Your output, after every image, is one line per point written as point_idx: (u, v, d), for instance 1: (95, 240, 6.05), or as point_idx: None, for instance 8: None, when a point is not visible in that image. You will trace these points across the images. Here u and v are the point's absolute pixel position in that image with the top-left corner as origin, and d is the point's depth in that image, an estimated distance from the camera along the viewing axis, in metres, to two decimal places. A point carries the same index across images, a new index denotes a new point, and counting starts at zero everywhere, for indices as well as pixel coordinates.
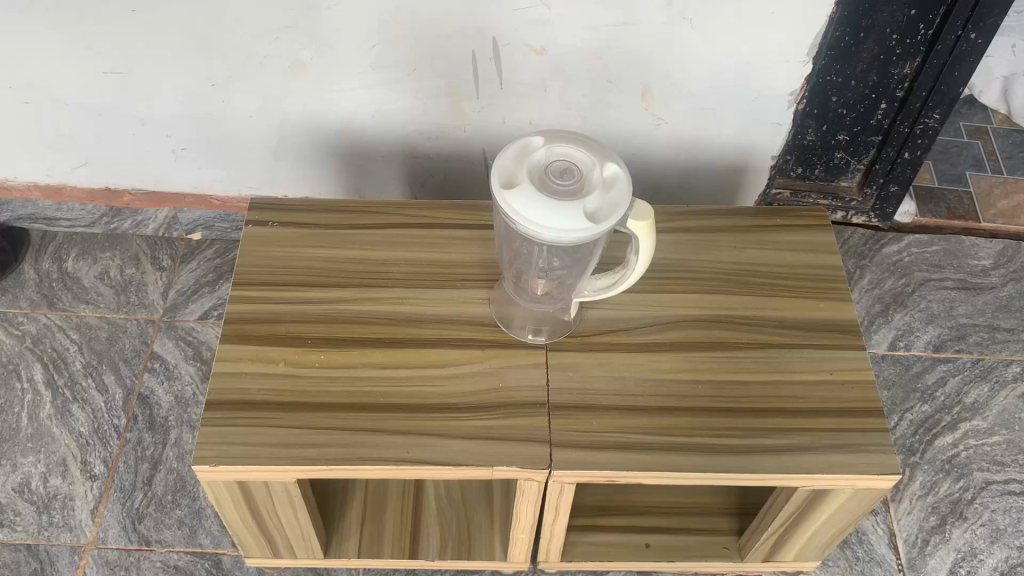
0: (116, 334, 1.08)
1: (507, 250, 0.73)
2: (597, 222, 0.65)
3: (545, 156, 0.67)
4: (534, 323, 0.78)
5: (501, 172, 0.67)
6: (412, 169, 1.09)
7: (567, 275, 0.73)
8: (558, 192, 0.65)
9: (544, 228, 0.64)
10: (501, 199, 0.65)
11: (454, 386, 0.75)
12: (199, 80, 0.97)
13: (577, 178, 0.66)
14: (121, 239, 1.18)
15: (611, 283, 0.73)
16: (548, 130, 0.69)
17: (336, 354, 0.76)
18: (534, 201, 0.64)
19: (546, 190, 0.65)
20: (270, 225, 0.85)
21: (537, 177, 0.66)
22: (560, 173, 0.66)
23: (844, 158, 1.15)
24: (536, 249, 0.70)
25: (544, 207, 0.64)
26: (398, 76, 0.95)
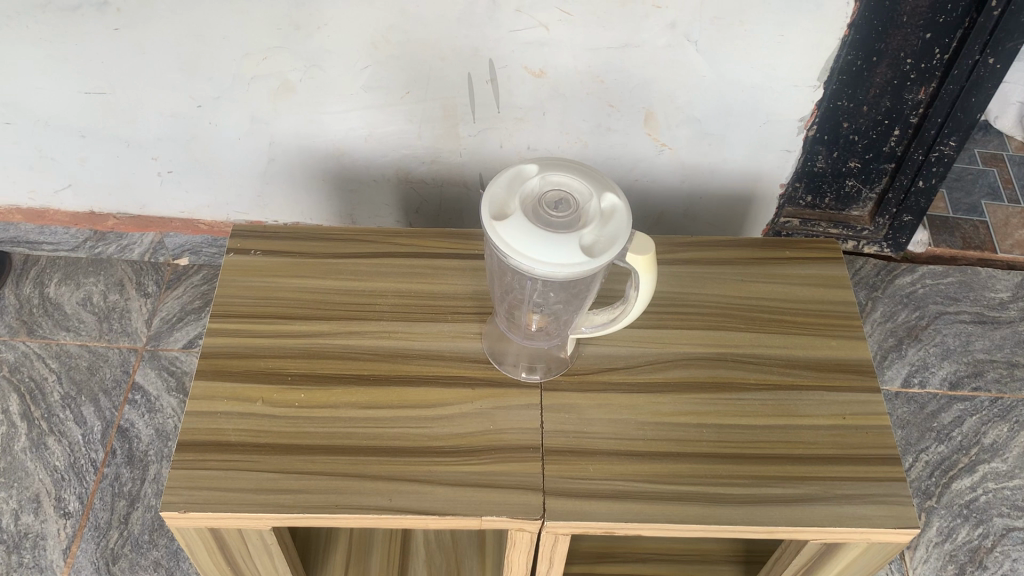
0: (96, 363, 1.04)
1: (499, 282, 0.69)
2: (594, 257, 0.60)
3: (539, 185, 0.63)
4: (529, 359, 0.74)
5: (492, 201, 0.62)
6: (406, 195, 1.05)
7: (563, 310, 0.69)
8: (552, 223, 0.61)
9: (537, 263, 0.60)
10: (491, 231, 0.61)
11: (441, 428, 0.70)
12: (184, 101, 0.93)
13: (573, 209, 0.62)
14: (105, 264, 1.15)
15: (609, 319, 0.68)
16: (543, 158, 0.65)
17: (317, 392, 0.72)
18: (526, 234, 0.60)
19: (539, 221, 0.61)
20: (253, 253, 0.81)
21: (530, 208, 0.62)
22: (555, 203, 0.62)
23: (855, 187, 1.11)
24: (530, 283, 0.65)
25: (537, 240, 0.60)
26: (390, 98, 0.91)
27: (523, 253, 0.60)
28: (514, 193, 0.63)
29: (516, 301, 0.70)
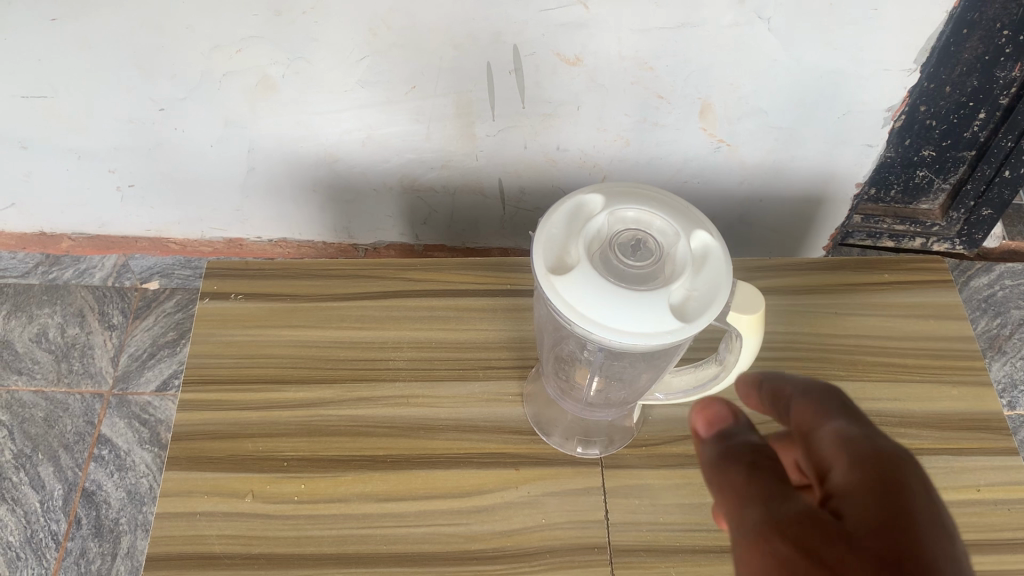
0: (54, 414, 0.88)
1: (551, 345, 0.54)
2: (688, 322, 0.45)
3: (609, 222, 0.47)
4: (583, 433, 0.60)
5: (546, 249, 0.46)
6: (412, 205, 0.91)
7: (634, 379, 0.54)
8: (630, 277, 0.45)
9: (613, 334, 0.44)
10: (549, 290, 0.45)
11: (480, 525, 0.56)
12: (144, 104, 0.77)
13: (655, 254, 0.46)
14: (61, 291, 0.97)
15: (697, 384, 0.54)
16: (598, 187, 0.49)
17: (322, 482, 0.57)
18: (598, 295, 0.44)
19: (613, 275, 0.45)
20: (234, 298, 0.65)
21: (599, 256, 0.46)
22: (631, 247, 0.46)
23: (927, 178, 0.88)
24: (598, 352, 0.50)
25: (613, 303, 0.44)
26: (392, 94, 0.75)
27: (595, 322, 0.44)
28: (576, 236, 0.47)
29: (574, 366, 0.55)
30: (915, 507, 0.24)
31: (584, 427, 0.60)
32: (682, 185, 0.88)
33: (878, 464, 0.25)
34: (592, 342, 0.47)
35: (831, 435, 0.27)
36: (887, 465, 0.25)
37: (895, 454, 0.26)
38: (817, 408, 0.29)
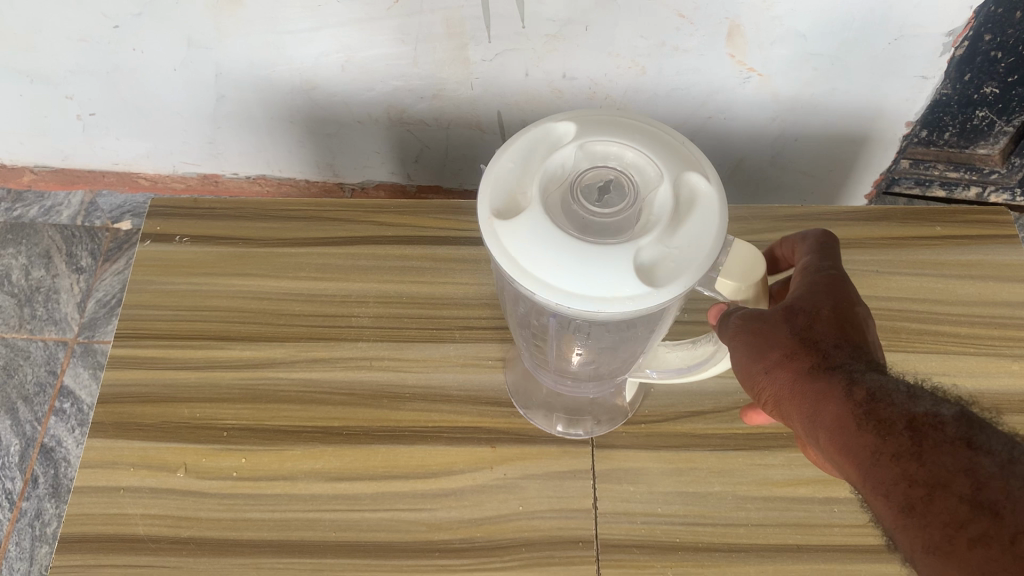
0: (14, 362, 0.82)
1: (515, 314, 0.44)
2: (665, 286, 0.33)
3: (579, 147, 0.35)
4: (566, 411, 0.51)
5: (496, 187, 0.35)
6: (402, 140, 0.82)
7: (619, 354, 0.45)
8: (596, 226, 0.33)
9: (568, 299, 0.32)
10: (489, 241, 0.34)
11: (446, 512, 0.47)
12: (94, 20, 0.69)
13: (632, 191, 0.34)
14: (26, 229, 0.90)
15: (689, 365, 0.45)
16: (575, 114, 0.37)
17: (265, 456, 0.49)
18: (549, 247, 0.32)
19: (571, 223, 0.33)
20: (179, 241, 0.57)
21: (558, 196, 0.34)
22: (601, 184, 0.34)
23: (988, 119, 0.75)
24: (553, 321, 0.40)
25: (569, 257, 0.32)
26: (372, 11, 0.65)
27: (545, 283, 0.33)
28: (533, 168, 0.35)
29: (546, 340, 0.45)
30: (831, 282, 0.37)
31: (571, 408, 0.51)
32: (706, 122, 0.78)
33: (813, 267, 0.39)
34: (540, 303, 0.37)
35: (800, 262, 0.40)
36: (814, 268, 0.39)
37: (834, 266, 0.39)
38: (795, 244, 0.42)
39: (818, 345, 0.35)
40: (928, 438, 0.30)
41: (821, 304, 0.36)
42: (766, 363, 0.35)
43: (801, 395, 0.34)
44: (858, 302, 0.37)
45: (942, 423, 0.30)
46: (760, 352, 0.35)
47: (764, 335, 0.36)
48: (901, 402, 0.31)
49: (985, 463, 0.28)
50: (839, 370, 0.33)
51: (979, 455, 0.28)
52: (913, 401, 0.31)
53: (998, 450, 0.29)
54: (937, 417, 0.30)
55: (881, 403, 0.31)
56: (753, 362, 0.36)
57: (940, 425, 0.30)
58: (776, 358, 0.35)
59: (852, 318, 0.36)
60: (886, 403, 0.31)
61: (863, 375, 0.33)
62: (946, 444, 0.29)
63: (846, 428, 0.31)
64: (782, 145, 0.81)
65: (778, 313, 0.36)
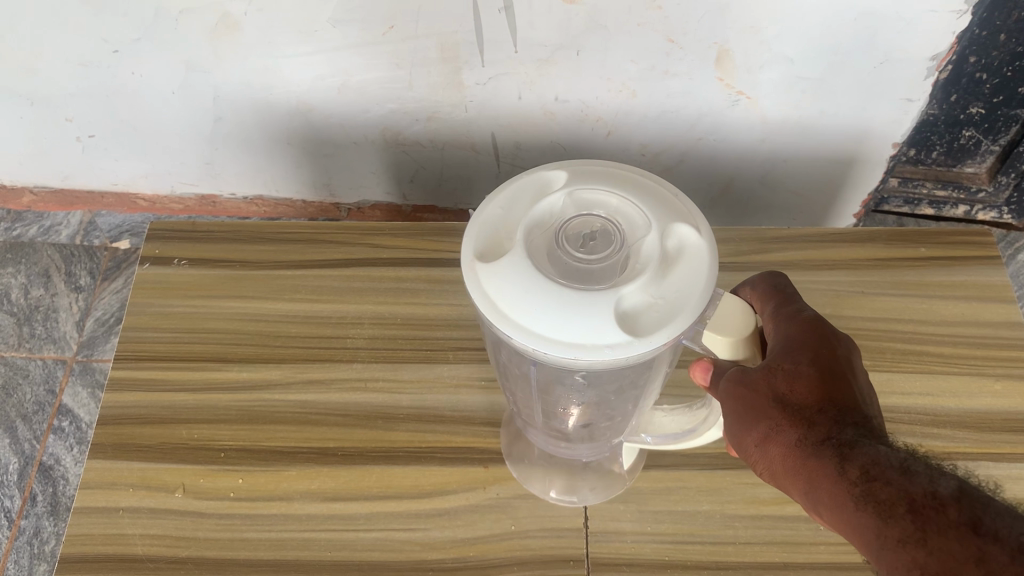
0: (14, 381, 0.83)
1: (509, 377, 0.43)
2: (648, 333, 0.33)
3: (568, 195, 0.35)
4: (564, 475, 0.50)
5: (483, 231, 0.36)
6: (398, 160, 0.83)
7: (615, 412, 0.45)
8: (579, 271, 0.34)
9: (544, 343, 0.32)
10: (468, 281, 0.34)
11: (439, 532, 0.48)
12: (93, 43, 0.70)
13: (619, 237, 0.34)
14: (26, 249, 0.91)
15: (683, 430, 0.43)
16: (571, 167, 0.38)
17: (262, 476, 0.50)
18: (529, 292, 0.33)
19: (554, 266, 0.34)
20: (177, 264, 0.58)
21: (543, 243, 0.34)
22: (587, 233, 0.35)
23: (974, 138, 0.78)
24: (533, 370, 0.39)
25: (546, 299, 0.33)
26: (367, 36, 0.67)
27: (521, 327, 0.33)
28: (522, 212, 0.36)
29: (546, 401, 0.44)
30: (806, 335, 0.36)
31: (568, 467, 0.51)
32: (696, 143, 0.79)
33: (784, 319, 0.38)
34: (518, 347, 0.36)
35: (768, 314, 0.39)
36: (785, 319, 0.38)
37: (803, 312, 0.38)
38: (758, 290, 0.41)
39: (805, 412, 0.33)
40: (931, 522, 0.29)
41: (800, 362, 0.35)
42: (757, 440, 0.34)
43: (796, 474, 0.33)
44: (836, 352, 0.35)
45: (942, 504, 0.29)
46: (747, 421, 0.34)
47: (751, 404, 0.34)
48: (899, 479, 0.30)
49: (992, 548, 0.28)
50: (829, 445, 0.32)
51: (984, 539, 0.28)
52: (908, 476, 0.30)
53: (1001, 531, 0.28)
54: (936, 496, 0.29)
55: (877, 484, 0.30)
56: (744, 438, 0.35)
57: (941, 507, 0.29)
58: (766, 432, 0.34)
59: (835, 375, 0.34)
60: (881, 483, 0.30)
61: (852, 448, 0.32)
62: (951, 529, 0.28)
63: (844, 513, 0.31)
64: (771, 167, 0.82)
65: (761, 376, 0.35)
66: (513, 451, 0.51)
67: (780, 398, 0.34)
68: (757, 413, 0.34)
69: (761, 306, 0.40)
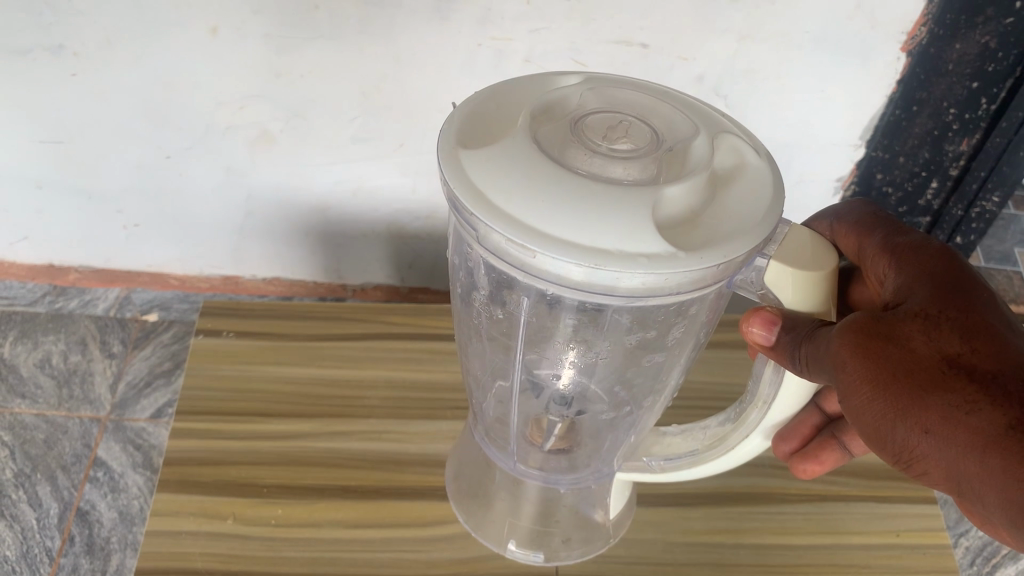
0: (54, 436, 0.93)
1: (487, 373, 0.54)
2: (688, 250, 0.36)
3: (590, 101, 0.42)
4: (541, 525, 0.60)
5: (498, 134, 0.40)
6: (399, 250, 0.96)
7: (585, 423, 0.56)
8: (599, 166, 0.38)
9: (569, 249, 0.35)
10: (457, 171, 0.38)
11: (440, 552, 0.60)
12: (152, 150, 0.84)
13: (643, 146, 0.39)
14: (65, 319, 1.03)
15: (700, 449, 0.55)
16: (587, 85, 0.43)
17: (297, 507, 0.62)
18: (550, 188, 0.36)
19: (577, 163, 0.38)
20: (225, 334, 0.72)
21: (565, 142, 0.39)
22: (607, 135, 0.39)
23: None
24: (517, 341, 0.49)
25: (570, 211, 0.35)
26: (383, 151, 0.83)
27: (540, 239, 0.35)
28: (541, 108, 0.41)
29: (529, 398, 0.55)
30: (942, 286, 0.43)
31: (546, 509, 0.59)
32: None
33: (907, 259, 0.45)
34: (504, 262, 0.38)
35: (874, 251, 0.47)
36: (899, 258, 0.46)
37: (917, 246, 0.46)
38: (856, 231, 0.49)
39: (982, 381, 0.38)
40: None
41: (958, 320, 0.41)
42: (930, 420, 0.39)
43: (1000, 457, 0.37)
44: (979, 304, 0.42)
45: None
46: (910, 388, 0.39)
47: (929, 376, 0.39)
48: None
49: None
50: None
51: None
52: None
53: None
54: None
55: None
56: (918, 413, 0.39)
57: None
58: (949, 406, 0.38)
59: (995, 342, 0.40)
60: None
61: None
62: None
63: None
64: None
65: (924, 344, 0.40)
66: (480, 518, 0.61)
67: (953, 368, 0.39)
68: (936, 385, 0.39)
69: (864, 243, 0.48)
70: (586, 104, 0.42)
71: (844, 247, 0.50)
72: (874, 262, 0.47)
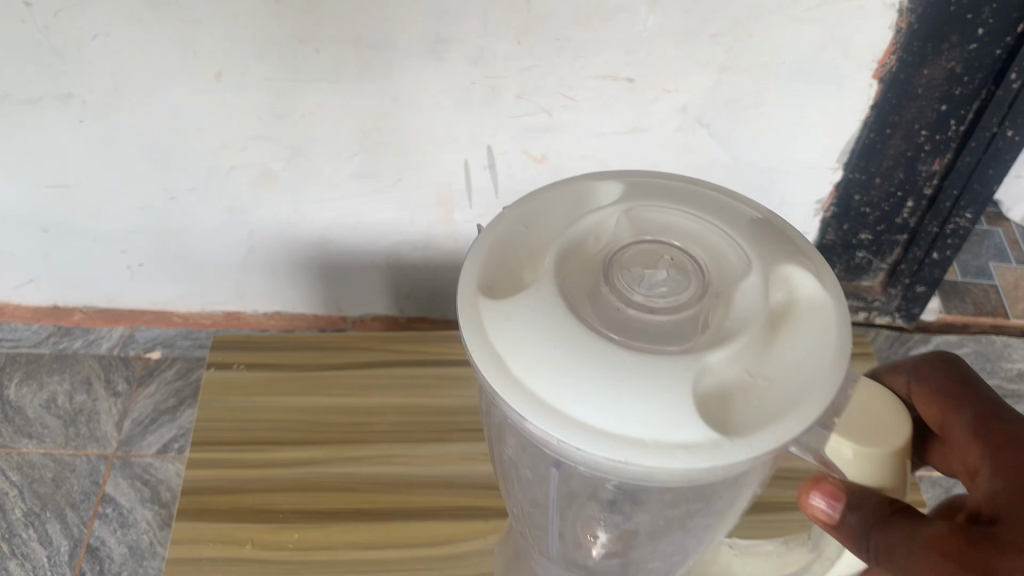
0: (62, 474, 0.95)
1: (516, 495, 0.51)
2: (738, 434, 0.35)
3: (625, 229, 0.41)
4: None
5: (525, 277, 0.40)
6: (398, 281, 0.99)
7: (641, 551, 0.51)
8: (633, 325, 0.38)
9: (594, 440, 0.34)
10: (473, 333, 0.38)
11: (454, 570, 0.62)
12: (157, 192, 0.87)
13: (686, 291, 0.38)
14: (70, 359, 1.05)
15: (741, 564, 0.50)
16: (625, 203, 0.42)
17: (314, 532, 0.64)
18: (580, 364, 0.36)
19: (607, 318, 0.38)
20: (236, 367, 0.74)
21: (598, 290, 0.39)
22: (645, 276, 0.39)
23: (867, 257, 0.99)
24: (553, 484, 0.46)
25: (598, 396, 0.35)
26: (381, 186, 0.86)
27: (573, 423, 0.35)
28: (574, 240, 0.40)
29: (597, 525, 0.49)
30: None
31: None
32: None
33: (1001, 445, 0.42)
34: (536, 438, 0.38)
35: (963, 430, 0.44)
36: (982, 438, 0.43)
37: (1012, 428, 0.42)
38: (933, 389, 0.47)
39: None
40: None
41: None
42: None
43: None
44: None
45: None
46: None
47: None
48: None
49: None
50: None
51: None
52: None
53: None
54: None
55: None
56: None
57: None
58: None
59: None
60: None
61: None
62: None
63: None
64: None
65: (1010, 559, 0.36)
66: None
67: None
68: None
69: (952, 419, 0.45)
70: (620, 231, 0.41)
71: (926, 411, 0.47)
72: (960, 443, 0.44)
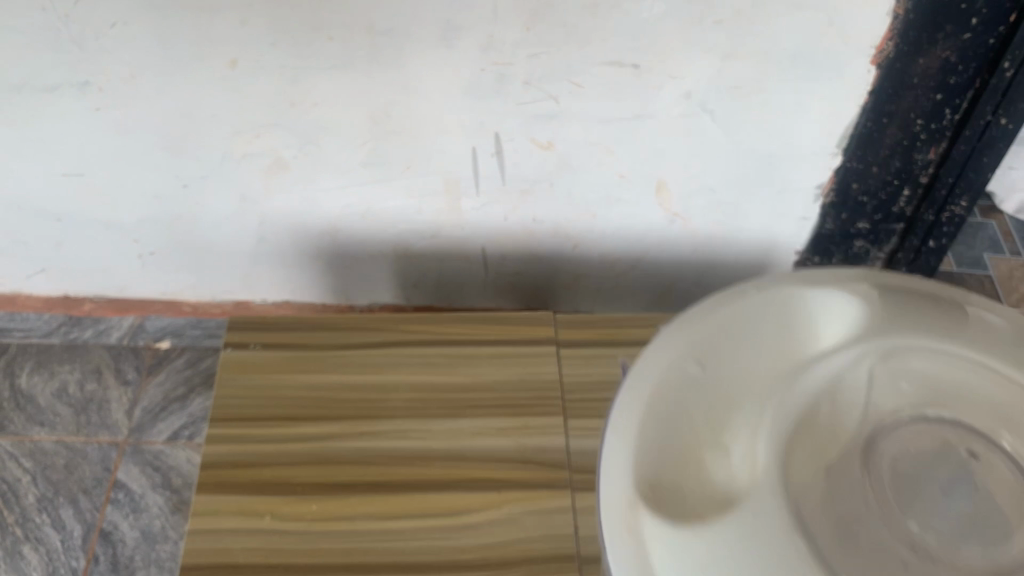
0: (74, 460, 0.96)
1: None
2: None
3: (881, 380, 0.47)
4: None
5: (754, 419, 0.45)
6: (405, 270, 1.01)
7: None
8: (879, 528, 0.42)
9: None
10: (666, 517, 0.43)
11: (468, 539, 0.64)
12: (170, 180, 0.89)
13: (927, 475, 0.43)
14: (80, 349, 1.07)
15: None
16: (867, 347, 0.48)
17: (332, 503, 0.66)
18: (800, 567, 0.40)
19: (838, 516, 0.42)
20: (252, 347, 0.75)
21: (834, 485, 0.44)
22: (891, 469, 0.44)
23: (863, 248, 0.95)
24: None
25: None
26: (391, 173, 0.87)
27: None
28: (805, 396, 0.46)
29: None
30: None
31: None
32: (643, 255, 0.99)
33: None
34: None
35: None
36: None
37: None
38: None
39: None
40: None
41: None
42: None
43: None
44: None
45: None
46: None
47: None
48: None
49: None
50: None
51: None
52: None
53: None
54: None
55: None
56: None
57: None
58: None
59: None
60: None
61: None
62: None
63: None
64: (705, 272, 1.01)
65: None
66: None
67: None
68: None
69: None
70: (880, 388, 0.47)
71: None
72: None
